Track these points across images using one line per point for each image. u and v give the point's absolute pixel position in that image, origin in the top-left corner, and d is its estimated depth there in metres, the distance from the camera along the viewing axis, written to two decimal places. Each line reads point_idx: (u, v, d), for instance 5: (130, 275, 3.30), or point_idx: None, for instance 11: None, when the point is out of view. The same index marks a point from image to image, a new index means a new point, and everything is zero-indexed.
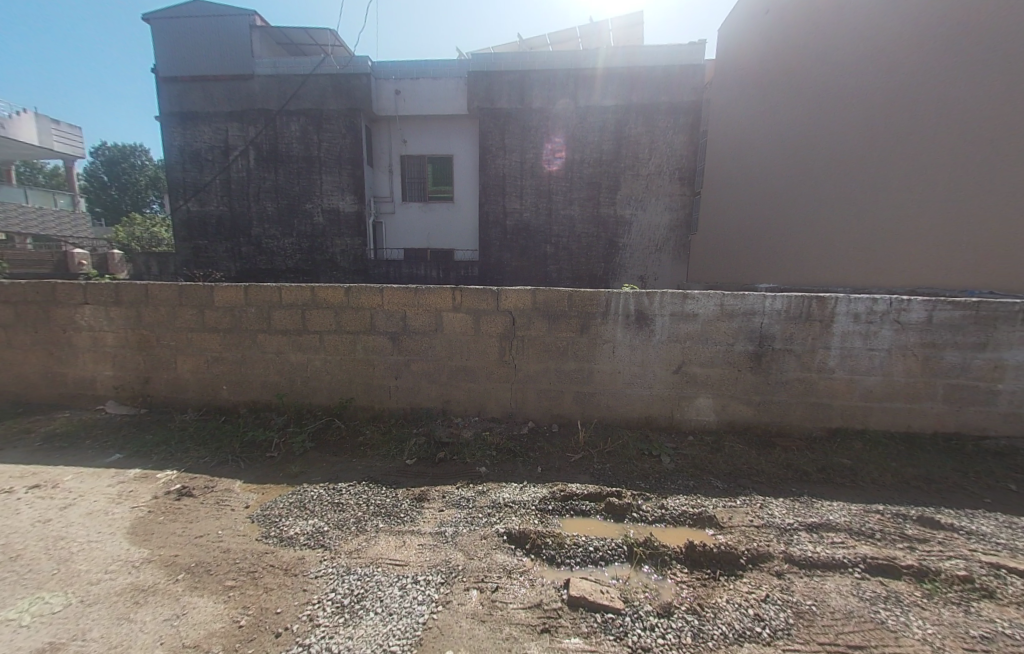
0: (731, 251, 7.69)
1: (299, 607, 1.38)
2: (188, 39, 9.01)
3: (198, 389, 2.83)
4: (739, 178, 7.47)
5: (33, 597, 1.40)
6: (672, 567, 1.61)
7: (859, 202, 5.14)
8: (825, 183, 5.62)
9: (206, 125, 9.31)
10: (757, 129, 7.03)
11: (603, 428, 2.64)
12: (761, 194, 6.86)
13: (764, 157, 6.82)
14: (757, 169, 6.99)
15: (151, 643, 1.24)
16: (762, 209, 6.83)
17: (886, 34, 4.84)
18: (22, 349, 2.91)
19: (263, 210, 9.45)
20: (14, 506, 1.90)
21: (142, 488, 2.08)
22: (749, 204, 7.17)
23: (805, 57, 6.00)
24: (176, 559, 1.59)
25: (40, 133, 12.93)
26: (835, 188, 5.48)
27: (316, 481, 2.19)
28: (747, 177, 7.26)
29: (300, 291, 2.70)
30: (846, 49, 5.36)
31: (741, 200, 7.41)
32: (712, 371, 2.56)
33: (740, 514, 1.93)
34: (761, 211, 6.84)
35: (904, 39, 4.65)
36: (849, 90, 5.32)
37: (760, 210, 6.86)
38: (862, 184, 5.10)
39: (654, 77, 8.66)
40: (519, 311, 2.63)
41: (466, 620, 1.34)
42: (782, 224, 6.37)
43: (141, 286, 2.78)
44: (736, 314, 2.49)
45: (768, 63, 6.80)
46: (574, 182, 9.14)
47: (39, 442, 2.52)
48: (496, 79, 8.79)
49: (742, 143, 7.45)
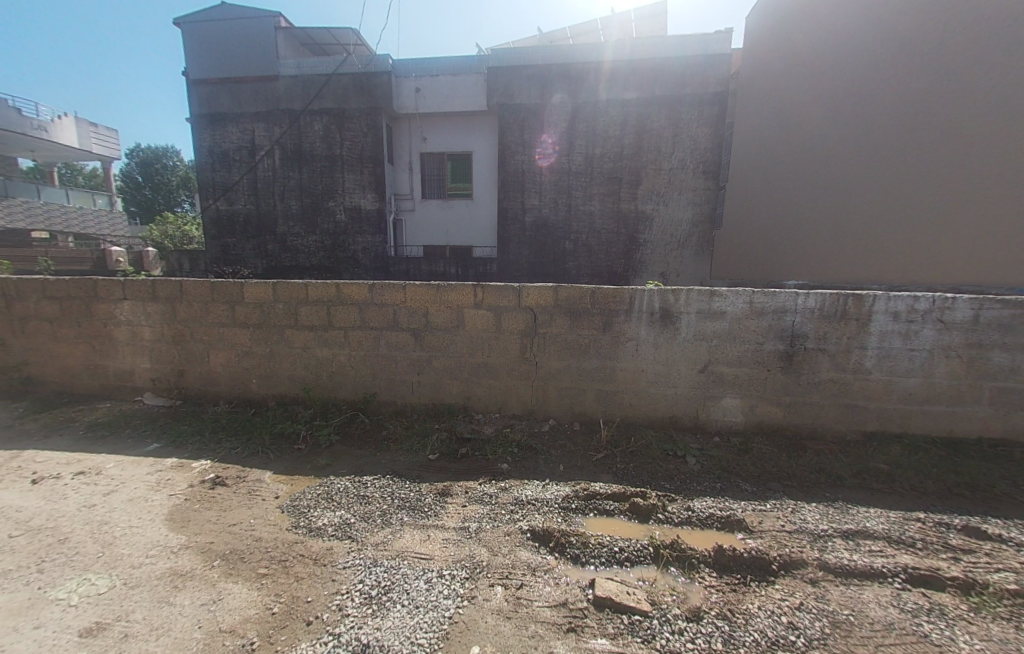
0: (751, 246, 7.58)
1: (328, 597, 1.41)
2: (216, 42, 9.28)
3: (230, 382, 2.93)
4: (760, 173, 7.34)
5: (82, 578, 1.47)
6: (700, 570, 1.57)
7: (880, 199, 5.06)
8: (844, 181, 5.57)
9: (234, 126, 9.59)
10: (778, 124, 6.91)
11: (626, 427, 2.60)
12: (781, 190, 6.76)
13: (786, 151, 6.70)
14: (778, 165, 6.89)
15: (190, 626, 1.29)
16: (782, 204, 6.73)
17: (912, 26, 4.74)
18: (67, 342, 3.07)
19: (288, 209, 9.69)
20: (62, 491, 2.01)
21: (179, 476, 2.16)
22: (770, 199, 7.06)
23: (829, 49, 5.86)
24: (212, 546, 1.65)
25: (80, 136, 13.56)
26: (857, 182, 5.37)
27: (343, 474, 2.24)
28: (768, 172, 7.13)
29: (325, 288, 2.76)
30: (869, 42, 5.26)
31: (762, 195, 7.28)
32: (740, 370, 2.48)
33: (770, 518, 1.87)
34: (781, 210, 6.76)
35: (932, 31, 4.54)
36: (868, 87, 5.27)
37: (781, 204, 6.76)
38: (887, 178, 4.99)
39: (677, 68, 8.45)
40: (541, 308, 2.61)
41: (492, 616, 1.35)
42: (803, 219, 6.27)
43: (176, 282, 2.88)
44: (766, 312, 2.40)
45: (791, 55, 6.64)
46: (594, 177, 9.02)
47: (83, 430, 2.66)
48: (516, 74, 8.74)
49: (764, 137, 7.31)
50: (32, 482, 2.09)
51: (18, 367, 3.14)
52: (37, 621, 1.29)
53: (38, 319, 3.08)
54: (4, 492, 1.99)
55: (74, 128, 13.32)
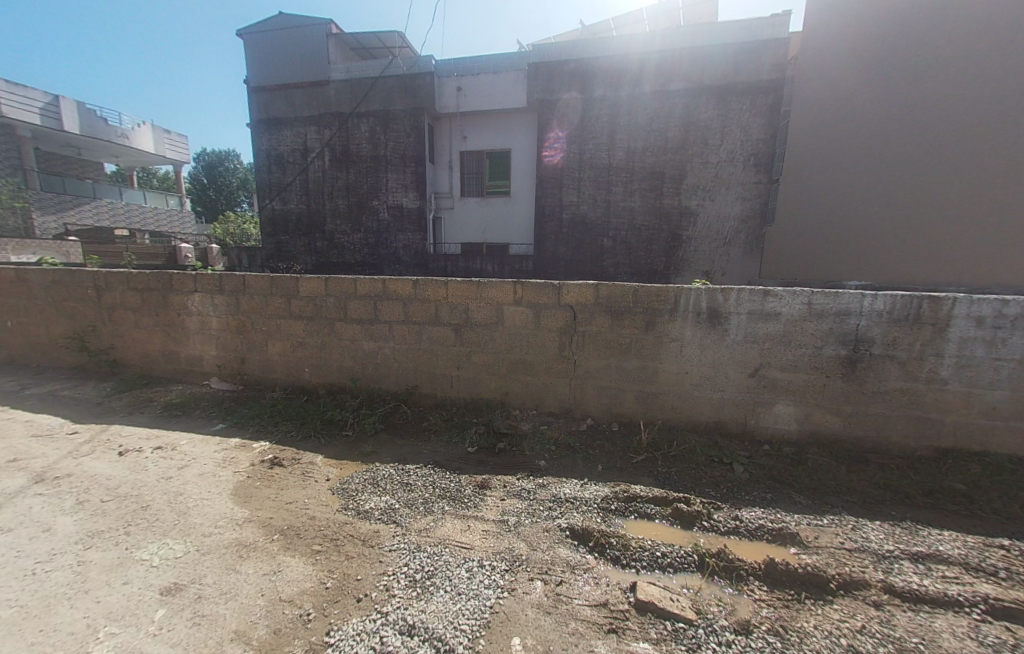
0: (797, 237, 7.33)
1: (376, 577, 1.48)
2: (274, 51, 9.88)
3: (285, 370, 3.13)
4: (806, 161, 7.08)
5: (162, 541, 1.64)
6: (749, 583, 1.50)
7: (970, 199, 4.90)
8: (916, 181, 5.38)
9: (288, 130, 10.17)
10: (829, 109, 6.64)
11: (668, 431, 2.52)
12: (832, 188, 6.47)
13: (835, 137, 6.48)
14: (825, 151, 6.68)
15: (254, 594, 1.40)
16: (829, 192, 6.52)
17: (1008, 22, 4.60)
18: (147, 329, 3.40)
19: (335, 208, 10.17)
20: (145, 462, 2.24)
21: (241, 455, 2.34)
22: (816, 187, 6.85)
23: (893, 41, 5.65)
24: (271, 522, 1.78)
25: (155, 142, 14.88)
26: (937, 177, 5.18)
27: (387, 461, 2.33)
28: (814, 159, 6.89)
29: (372, 283, 2.88)
30: (947, 36, 5.09)
31: (807, 184, 7.05)
32: (794, 376, 2.34)
33: (827, 534, 1.76)
34: (831, 209, 6.47)
35: None
36: (945, 83, 5.10)
37: (826, 192, 6.59)
38: (981, 176, 4.81)
39: (728, 56, 8.05)
40: (581, 306, 2.58)
41: (532, 609, 1.36)
42: (857, 211, 6.08)
43: (240, 277, 3.11)
44: (826, 315, 2.25)
45: (845, 36, 6.33)
46: (636, 172, 8.77)
47: (161, 409, 2.94)
48: (557, 70, 8.67)
49: (811, 123, 7.03)
50: (121, 452, 2.34)
51: (108, 351, 3.52)
52: (128, 576, 1.45)
53: (124, 308, 3.43)
54: (98, 460, 2.24)
55: (152, 135, 14.65)
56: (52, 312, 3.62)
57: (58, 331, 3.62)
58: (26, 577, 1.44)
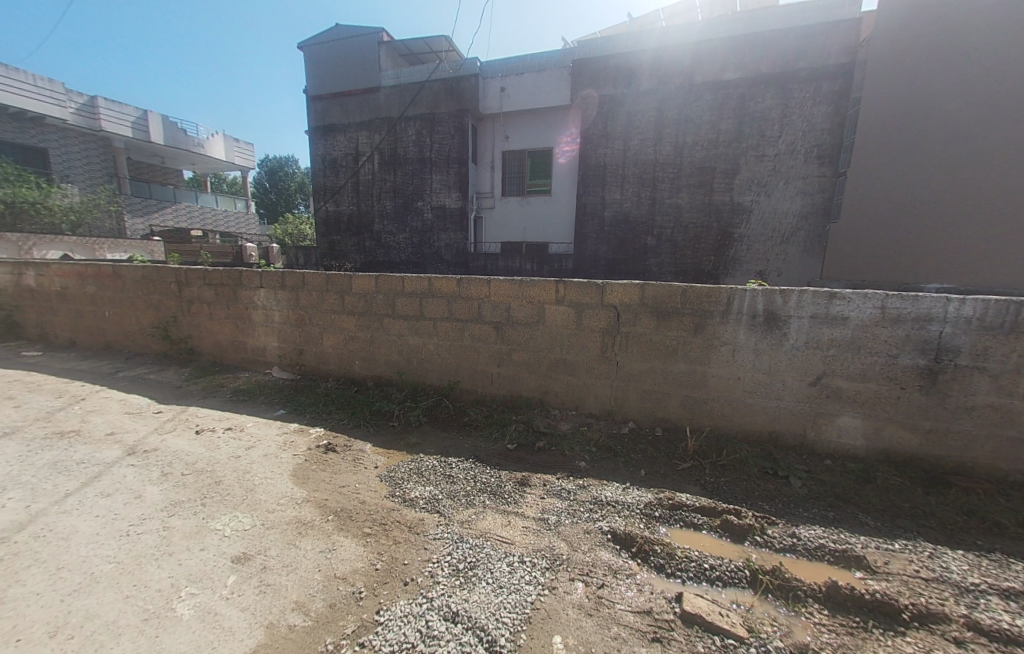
0: (855, 233, 6.90)
1: (421, 564, 1.54)
2: (331, 61, 10.48)
3: (337, 362, 3.33)
4: (864, 152, 6.67)
5: (232, 514, 1.80)
6: (807, 605, 1.40)
7: None
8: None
9: (342, 135, 10.75)
10: (891, 95, 6.26)
11: (716, 439, 2.41)
12: (909, 183, 5.87)
13: (902, 126, 6.06)
14: (896, 142, 6.15)
15: (312, 569, 1.50)
16: (890, 184, 6.15)
17: None
18: (220, 321, 3.74)
19: (382, 208, 10.62)
20: (217, 441, 2.47)
21: (298, 440, 2.51)
22: (879, 180, 6.39)
23: (986, 23, 5.18)
24: (326, 503, 1.90)
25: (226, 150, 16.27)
26: None
27: (431, 453, 2.41)
28: (873, 149, 6.50)
29: (418, 281, 2.98)
30: None
31: (864, 175, 6.65)
32: (862, 386, 2.15)
33: (899, 561, 1.60)
34: (907, 206, 5.87)
35: None
36: None
37: (896, 186, 6.06)
38: None
39: (790, 42, 7.55)
40: (626, 306, 2.53)
41: (573, 609, 1.36)
42: (944, 208, 5.48)
43: (300, 274, 3.34)
44: (902, 320, 2.05)
45: (914, 17, 5.94)
46: (684, 168, 8.42)
47: (230, 394, 3.22)
48: (603, 65, 8.52)
49: (870, 111, 6.62)
50: (198, 431, 2.60)
51: (186, 340, 3.91)
52: (204, 543, 1.61)
53: (200, 301, 3.79)
54: (179, 437, 2.50)
55: (224, 143, 16.01)
56: (143, 304, 4.07)
57: (146, 321, 4.07)
58: (123, 537, 1.63)
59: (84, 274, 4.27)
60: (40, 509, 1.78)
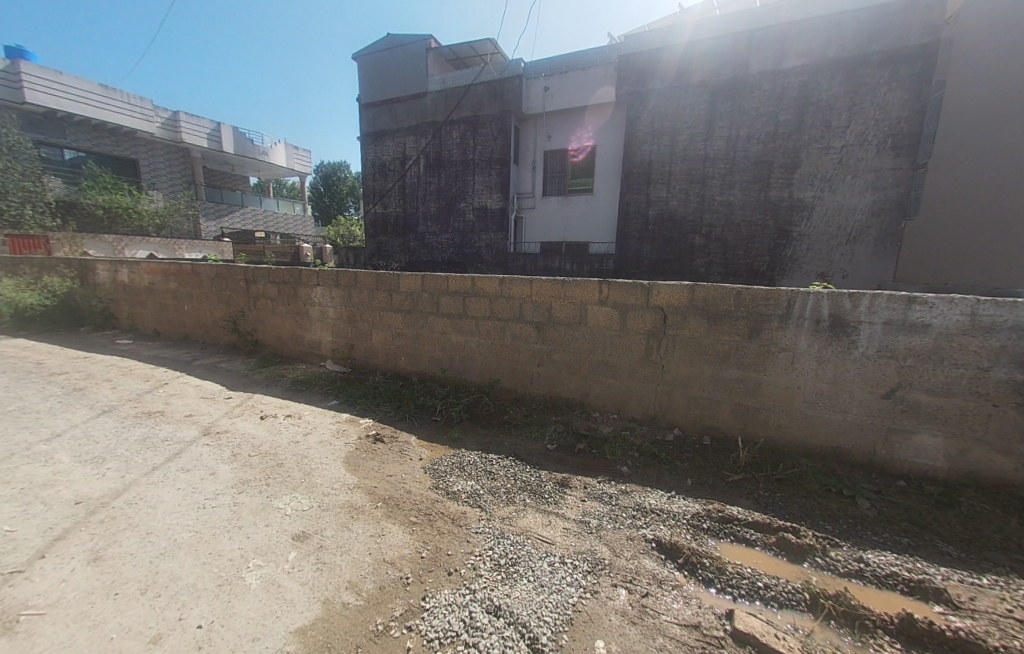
0: (934, 231, 6.15)
1: (464, 556, 1.58)
2: (383, 70, 10.98)
3: (384, 357, 3.48)
4: (951, 142, 5.94)
5: (292, 494, 1.94)
6: (877, 637, 1.29)
7: None
8: None
9: (390, 140, 11.21)
10: (977, 77, 5.53)
11: (770, 451, 2.27)
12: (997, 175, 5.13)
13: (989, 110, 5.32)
14: (982, 129, 5.41)
15: (363, 552, 1.59)
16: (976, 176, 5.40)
17: None
18: (281, 316, 4.04)
19: (426, 210, 10.95)
20: (278, 427, 2.66)
21: (349, 429, 2.66)
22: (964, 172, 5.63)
23: None
24: (375, 491, 2.00)
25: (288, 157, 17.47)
26: None
27: (472, 449, 2.47)
28: (960, 138, 5.76)
29: (462, 281, 3.05)
30: None
31: (949, 168, 5.90)
32: (945, 401, 1.94)
33: (989, 598, 1.43)
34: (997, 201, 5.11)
35: None
36: None
37: (982, 179, 5.31)
38: None
39: (861, 23, 6.95)
40: (673, 308, 2.44)
41: (616, 615, 1.34)
42: None
43: (352, 273, 3.53)
44: (997, 330, 1.82)
45: None
46: (737, 163, 7.98)
47: (289, 384, 3.47)
48: (651, 59, 8.27)
49: (957, 96, 5.89)
50: (261, 416, 2.82)
51: (251, 332, 4.25)
52: (268, 519, 1.75)
53: (265, 297, 4.11)
54: (245, 421, 2.73)
55: (285, 151, 17.21)
56: (215, 300, 4.48)
57: (218, 315, 4.48)
58: (200, 508, 1.80)
59: (169, 272, 4.77)
60: (133, 479, 2.01)
